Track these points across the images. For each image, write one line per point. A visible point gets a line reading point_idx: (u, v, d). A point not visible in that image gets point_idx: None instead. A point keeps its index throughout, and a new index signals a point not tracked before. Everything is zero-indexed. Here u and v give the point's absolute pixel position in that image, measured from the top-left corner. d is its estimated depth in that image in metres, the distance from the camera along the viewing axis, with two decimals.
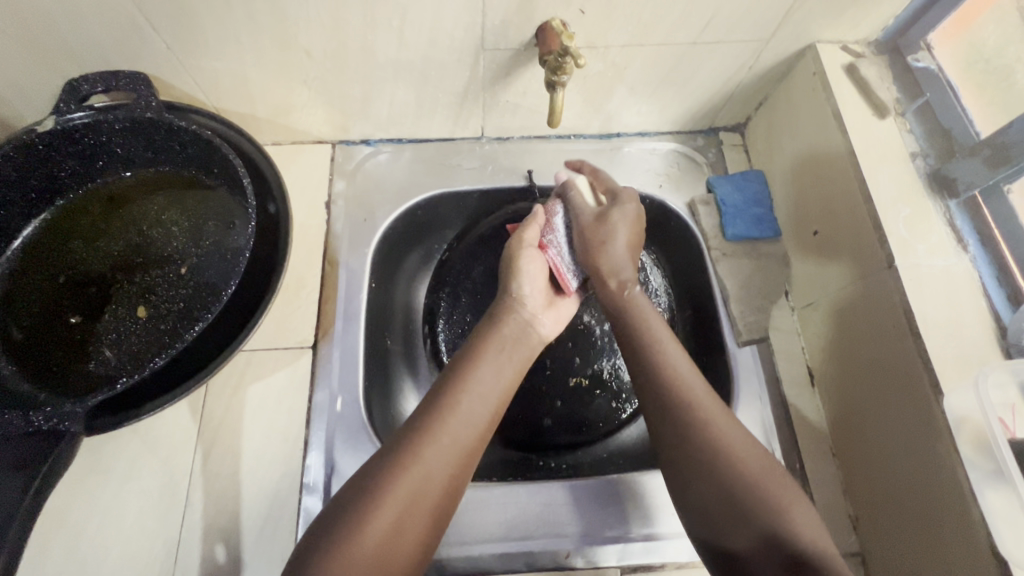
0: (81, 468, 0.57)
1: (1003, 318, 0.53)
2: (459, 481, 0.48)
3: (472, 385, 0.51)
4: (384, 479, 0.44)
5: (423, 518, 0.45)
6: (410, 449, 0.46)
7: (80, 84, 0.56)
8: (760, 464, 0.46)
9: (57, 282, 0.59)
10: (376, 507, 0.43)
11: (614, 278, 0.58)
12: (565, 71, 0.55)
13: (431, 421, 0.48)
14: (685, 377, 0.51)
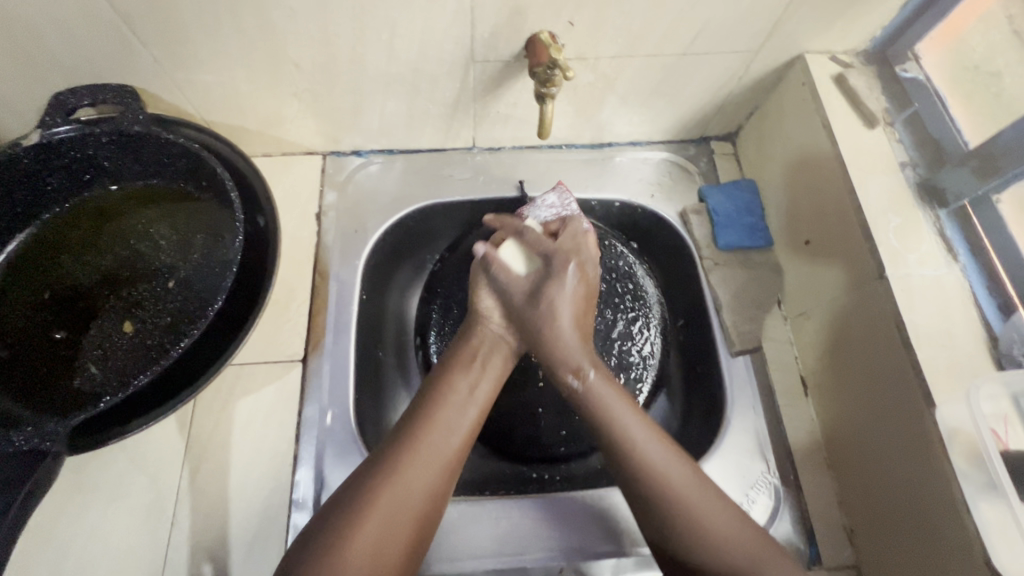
0: (66, 485, 0.56)
1: (994, 328, 0.53)
2: (442, 491, 0.47)
3: (451, 399, 0.52)
4: (363, 499, 0.44)
5: (406, 534, 0.44)
6: (392, 463, 0.46)
7: (65, 98, 0.54)
8: (731, 528, 0.46)
9: (44, 297, 0.58)
10: (355, 527, 0.43)
11: (564, 369, 0.54)
12: (554, 84, 0.55)
13: (412, 434, 0.48)
14: (639, 444, 0.49)
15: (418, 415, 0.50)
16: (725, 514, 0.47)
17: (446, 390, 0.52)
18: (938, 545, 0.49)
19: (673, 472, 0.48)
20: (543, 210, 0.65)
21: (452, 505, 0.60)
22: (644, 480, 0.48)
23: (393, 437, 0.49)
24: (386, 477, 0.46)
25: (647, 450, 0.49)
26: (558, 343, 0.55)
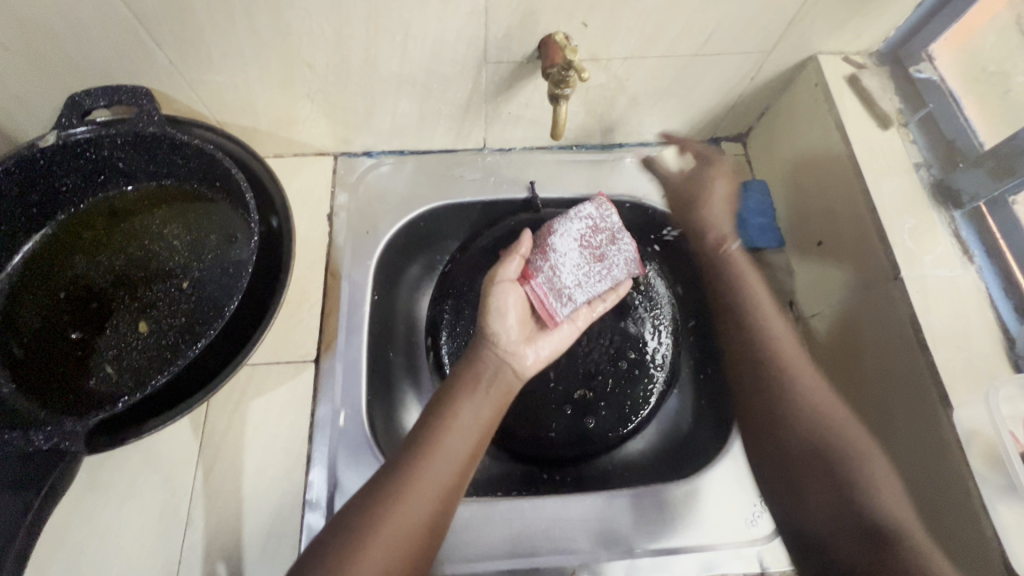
0: (81, 485, 0.57)
1: (1011, 330, 0.52)
2: (441, 517, 0.48)
3: (456, 426, 0.52)
4: (367, 526, 0.45)
5: (406, 562, 0.45)
6: (394, 490, 0.47)
7: (80, 99, 0.54)
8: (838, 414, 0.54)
9: (58, 297, 0.59)
10: (361, 553, 0.43)
11: (712, 235, 0.68)
12: (569, 85, 0.55)
13: (416, 461, 0.49)
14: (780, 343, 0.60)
15: (421, 438, 0.51)
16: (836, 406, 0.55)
17: (450, 417, 0.53)
18: (956, 550, 0.49)
19: (801, 370, 0.58)
20: (576, 223, 0.60)
21: (463, 505, 0.60)
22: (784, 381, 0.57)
23: (396, 462, 0.49)
24: (389, 505, 0.46)
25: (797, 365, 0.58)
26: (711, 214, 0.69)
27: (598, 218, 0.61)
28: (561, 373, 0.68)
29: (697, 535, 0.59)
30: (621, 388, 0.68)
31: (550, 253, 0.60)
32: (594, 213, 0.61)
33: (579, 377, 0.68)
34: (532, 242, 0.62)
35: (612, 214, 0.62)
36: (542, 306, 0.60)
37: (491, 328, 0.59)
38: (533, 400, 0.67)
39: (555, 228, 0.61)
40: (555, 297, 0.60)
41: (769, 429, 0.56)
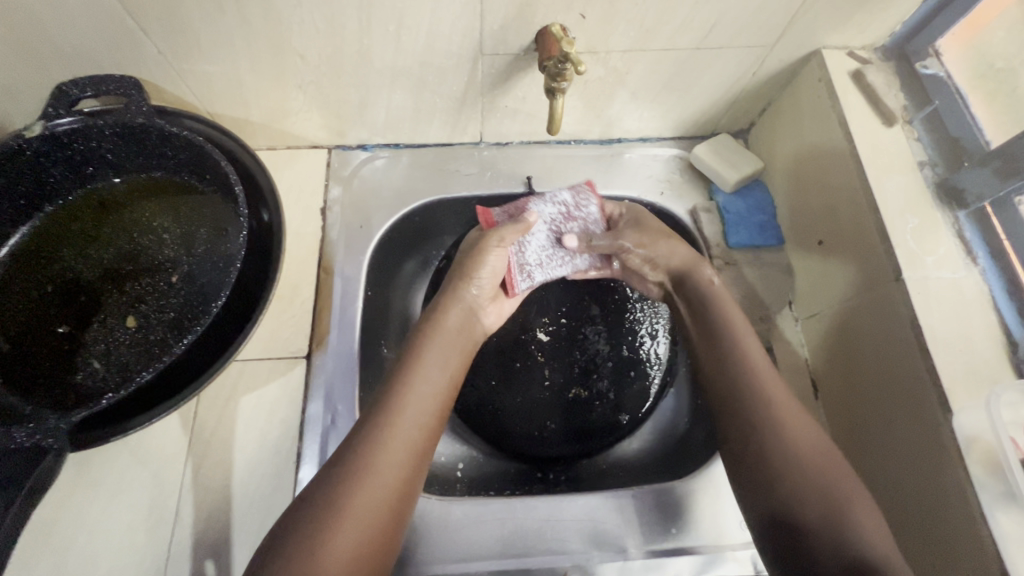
0: (68, 481, 0.56)
1: (1014, 333, 0.51)
2: (414, 478, 0.48)
3: (419, 383, 0.52)
4: (343, 493, 0.44)
5: (383, 528, 0.45)
6: (367, 454, 0.46)
7: (68, 88, 0.53)
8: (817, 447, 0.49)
9: (45, 290, 0.58)
10: (340, 521, 0.43)
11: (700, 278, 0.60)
12: (565, 78, 0.53)
13: (386, 424, 0.48)
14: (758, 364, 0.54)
15: (385, 399, 0.50)
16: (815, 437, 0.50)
17: (415, 372, 0.53)
18: (948, 551, 0.48)
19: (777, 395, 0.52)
20: (551, 206, 0.66)
21: (455, 504, 0.59)
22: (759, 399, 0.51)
23: (359, 430, 0.48)
24: (363, 470, 0.46)
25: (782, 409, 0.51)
26: (680, 255, 0.62)
27: (571, 204, 0.67)
28: (556, 370, 0.68)
29: (689, 534, 0.58)
30: (617, 386, 0.68)
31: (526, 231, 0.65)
32: (570, 200, 0.67)
33: (575, 375, 0.68)
34: (507, 209, 0.66)
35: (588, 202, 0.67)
36: (508, 276, 0.64)
37: (462, 277, 0.61)
38: (527, 398, 0.67)
39: (530, 207, 0.66)
40: (518, 271, 0.64)
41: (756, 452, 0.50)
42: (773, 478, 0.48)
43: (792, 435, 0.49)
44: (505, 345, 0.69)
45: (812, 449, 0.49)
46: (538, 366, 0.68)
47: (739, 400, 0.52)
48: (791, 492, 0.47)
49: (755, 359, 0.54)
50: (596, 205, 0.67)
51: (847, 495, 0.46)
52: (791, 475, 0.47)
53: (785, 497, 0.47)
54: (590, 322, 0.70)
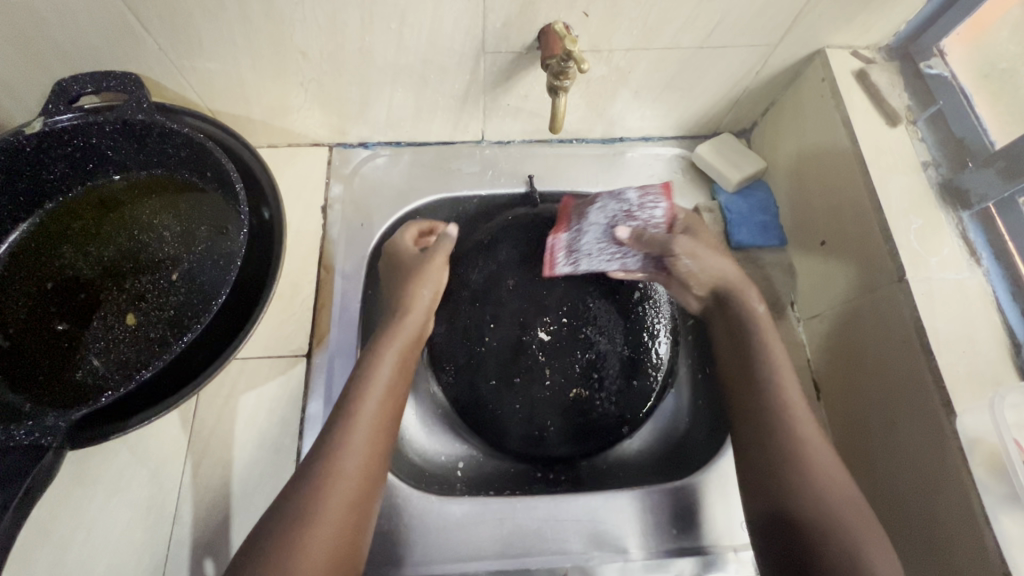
0: (67, 478, 0.56)
1: (1017, 334, 0.51)
2: (374, 472, 0.50)
3: (375, 383, 0.54)
4: (313, 497, 0.46)
5: (351, 519, 0.48)
6: (331, 457, 0.49)
7: (68, 85, 0.54)
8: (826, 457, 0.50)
9: (45, 287, 0.57)
10: (311, 522, 0.45)
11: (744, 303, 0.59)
12: (568, 77, 0.53)
13: (345, 426, 0.50)
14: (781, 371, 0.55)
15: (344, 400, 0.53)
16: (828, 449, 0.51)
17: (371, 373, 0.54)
18: (953, 555, 0.48)
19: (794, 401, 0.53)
20: (614, 202, 0.63)
21: (456, 504, 0.59)
22: (773, 405, 0.53)
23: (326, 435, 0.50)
24: (328, 472, 0.48)
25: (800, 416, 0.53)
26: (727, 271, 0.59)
27: (636, 202, 0.62)
28: (557, 370, 0.67)
29: (691, 535, 0.58)
30: (619, 386, 0.67)
31: (579, 220, 0.65)
32: (637, 197, 0.62)
33: (576, 375, 0.67)
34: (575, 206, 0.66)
35: (656, 203, 0.61)
36: (551, 256, 0.66)
37: (414, 271, 0.61)
38: (528, 398, 0.66)
39: (596, 202, 0.64)
40: (566, 255, 0.65)
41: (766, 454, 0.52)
42: (777, 483, 0.50)
43: (806, 443, 0.51)
44: (506, 344, 0.67)
45: (824, 458, 0.50)
46: (539, 366, 0.67)
47: (756, 408, 0.54)
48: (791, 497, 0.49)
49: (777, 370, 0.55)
50: (662, 207, 0.61)
51: (847, 505, 0.48)
52: (801, 482, 0.49)
53: (785, 500, 0.50)
54: (591, 321, 0.68)
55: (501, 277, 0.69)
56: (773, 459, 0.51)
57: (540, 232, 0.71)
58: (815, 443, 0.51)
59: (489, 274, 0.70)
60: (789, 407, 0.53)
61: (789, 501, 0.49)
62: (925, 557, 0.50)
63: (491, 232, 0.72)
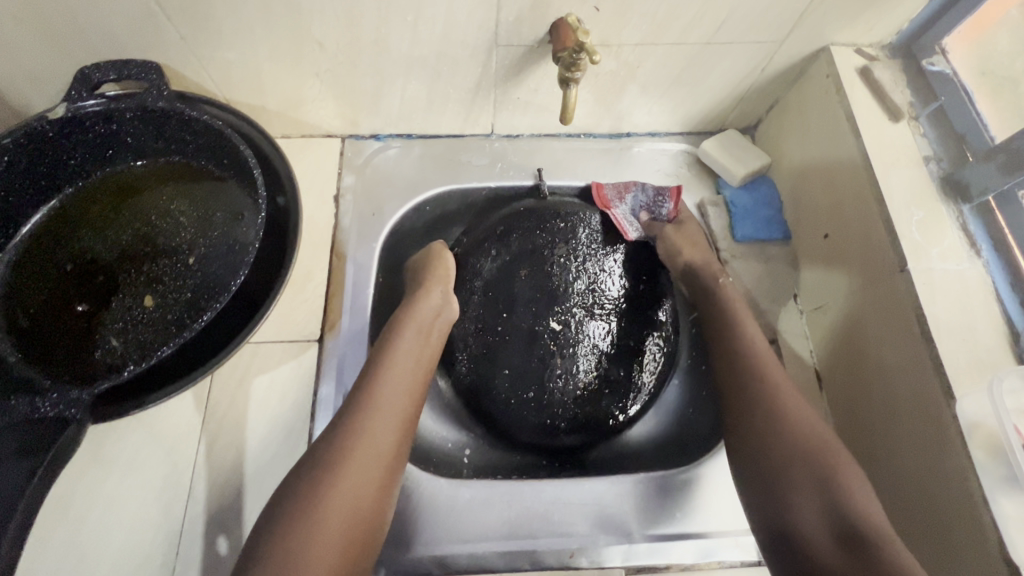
0: (83, 457, 0.57)
1: (1015, 323, 0.52)
2: (404, 445, 0.53)
3: (399, 354, 0.57)
4: (337, 457, 0.49)
5: (376, 485, 0.50)
6: (356, 421, 0.51)
7: (91, 72, 0.56)
8: (809, 418, 0.53)
9: (64, 269, 0.59)
10: (335, 481, 0.48)
11: (707, 273, 0.67)
12: (579, 68, 0.54)
13: (370, 394, 0.53)
14: (756, 343, 0.59)
15: (369, 373, 0.55)
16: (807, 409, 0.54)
17: (393, 347, 0.58)
18: (957, 541, 0.48)
19: (771, 367, 0.57)
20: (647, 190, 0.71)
21: (464, 488, 0.60)
22: (754, 370, 0.57)
23: (346, 405, 0.53)
24: (352, 435, 0.50)
25: (798, 416, 0.53)
26: (694, 255, 0.68)
27: (651, 198, 0.71)
28: (569, 359, 0.68)
29: (693, 519, 0.59)
30: (624, 375, 0.68)
31: (618, 203, 0.71)
32: (654, 193, 0.71)
33: (586, 365, 0.68)
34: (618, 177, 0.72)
35: (664, 204, 0.71)
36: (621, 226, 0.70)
37: (428, 265, 0.67)
38: (538, 385, 0.67)
39: (632, 185, 0.72)
40: (630, 223, 0.71)
41: (753, 413, 0.54)
42: (773, 453, 0.52)
43: (814, 440, 0.51)
44: (519, 333, 0.68)
45: (801, 413, 0.53)
46: (552, 356, 0.68)
47: (744, 374, 0.57)
48: (777, 452, 0.52)
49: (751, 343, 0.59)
50: (667, 209, 0.71)
51: (830, 452, 0.51)
52: (790, 439, 0.52)
53: (774, 454, 0.52)
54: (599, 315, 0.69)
55: (513, 269, 0.70)
56: (765, 419, 0.53)
57: (550, 221, 0.72)
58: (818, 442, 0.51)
59: (501, 264, 0.71)
60: (766, 370, 0.57)
61: (798, 493, 0.50)
62: (928, 540, 0.51)
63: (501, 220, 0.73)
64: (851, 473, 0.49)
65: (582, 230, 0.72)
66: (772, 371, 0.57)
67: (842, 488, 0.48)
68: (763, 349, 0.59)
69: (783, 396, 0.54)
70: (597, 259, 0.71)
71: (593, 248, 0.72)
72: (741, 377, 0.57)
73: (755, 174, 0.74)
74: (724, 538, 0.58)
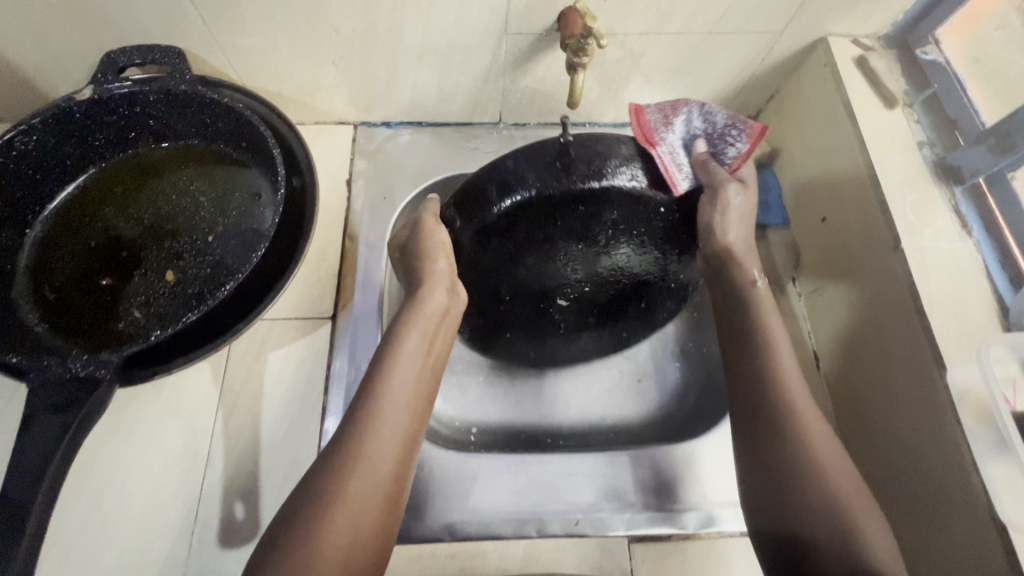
0: (107, 426, 0.59)
1: (1004, 299, 0.54)
2: (407, 465, 0.49)
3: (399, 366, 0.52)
4: (335, 483, 0.45)
5: (376, 512, 0.45)
6: (356, 444, 0.47)
7: (116, 56, 0.58)
8: (827, 442, 0.50)
9: (90, 246, 0.61)
10: (331, 511, 0.44)
11: (741, 274, 0.60)
12: (587, 53, 0.56)
13: (371, 411, 0.49)
14: (781, 355, 0.55)
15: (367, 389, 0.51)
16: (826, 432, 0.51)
17: (395, 359, 0.52)
18: (949, 507, 0.50)
19: (791, 382, 0.54)
20: (698, 116, 0.58)
21: (472, 458, 0.62)
22: (771, 386, 0.54)
23: (347, 424, 0.48)
24: (353, 457, 0.46)
25: (819, 442, 0.50)
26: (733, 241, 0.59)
27: (720, 128, 0.58)
28: (574, 324, 0.71)
29: (695, 491, 0.61)
30: (626, 328, 0.73)
31: (663, 134, 0.56)
32: (725, 123, 0.58)
33: (589, 323, 0.71)
34: (659, 106, 0.58)
35: (735, 140, 0.59)
36: (669, 175, 0.55)
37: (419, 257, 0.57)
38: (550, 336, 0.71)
39: (682, 109, 0.58)
40: (676, 168, 0.56)
41: (766, 433, 0.52)
42: (782, 479, 0.50)
43: (824, 469, 0.49)
44: (521, 309, 0.67)
45: (818, 432, 0.51)
46: (553, 320, 0.70)
47: (759, 391, 0.54)
48: (788, 479, 0.49)
49: (773, 349, 0.56)
50: (740, 146, 0.58)
51: (844, 481, 0.48)
52: (801, 465, 0.49)
53: (785, 480, 0.49)
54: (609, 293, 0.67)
55: (519, 253, 0.59)
56: (778, 443, 0.51)
57: (571, 201, 0.53)
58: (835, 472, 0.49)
59: (507, 248, 0.58)
60: (786, 385, 0.53)
61: (803, 522, 0.48)
62: (919, 506, 0.53)
63: (501, 193, 0.52)
64: (863, 507, 0.47)
65: (609, 210, 0.55)
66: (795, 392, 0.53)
67: (852, 524, 0.46)
68: (786, 361, 0.55)
69: (808, 426, 0.51)
70: (622, 241, 0.60)
71: (620, 229, 0.58)
72: (757, 393, 0.54)
73: (755, 165, 0.77)
74: (726, 508, 0.60)
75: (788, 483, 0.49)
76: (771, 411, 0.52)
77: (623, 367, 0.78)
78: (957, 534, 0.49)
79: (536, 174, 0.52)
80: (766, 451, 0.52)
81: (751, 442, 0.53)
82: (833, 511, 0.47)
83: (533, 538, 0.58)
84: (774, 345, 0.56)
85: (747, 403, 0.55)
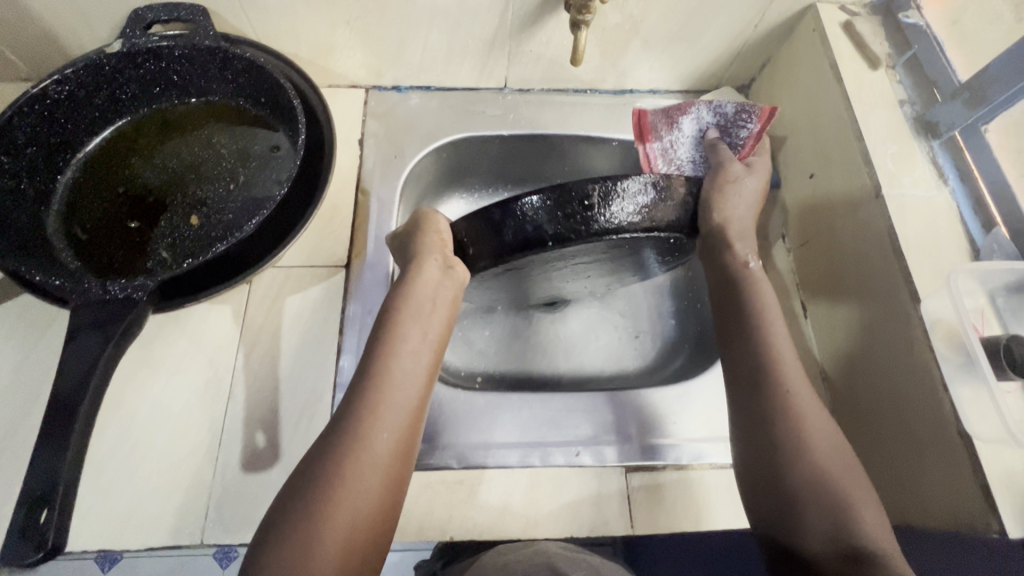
0: (134, 361, 0.63)
1: (976, 241, 0.58)
2: (406, 447, 0.49)
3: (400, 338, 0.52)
4: (341, 459, 0.45)
5: (383, 488, 0.46)
6: (360, 419, 0.47)
7: (143, 13, 0.62)
8: (819, 424, 0.51)
9: (118, 194, 0.64)
10: (337, 487, 0.44)
11: (733, 258, 0.60)
12: (589, 11, 0.60)
13: (373, 390, 0.49)
14: (775, 337, 0.55)
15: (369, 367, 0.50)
16: (819, 413, 0.52)
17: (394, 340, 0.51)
18: (921, 436, 0.54)
19: (788, 365, 0.54)
20: (708, 111, 0.74)
21: (479, 394, 0.66)
22: (766, 368, 0.54)
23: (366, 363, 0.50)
24: (355, 429, 0.47)
25: (818, 437, 0.50)
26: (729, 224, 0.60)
27: (730, 117, 0.73)
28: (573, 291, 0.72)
29: (688, 426, 0.65)
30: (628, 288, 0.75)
31: (669, 130, 0.75)
32: (735, 111, 0.73)
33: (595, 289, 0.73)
34: (666, 109, 0.76)
35: (747, 122, 0.72)
36: (648, 160, 0.75)
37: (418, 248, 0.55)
38: (545, 295, 0.74)
39: (690, 110, 0.74)
40: (661, 158, 0.75)
41: (759, 416, 0.53)
42: (777, 461, 0.51)
43: (817, 452, 0.50)
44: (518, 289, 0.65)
45: (812, 414, 0.52)
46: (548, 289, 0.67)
47: (753, 372, 0.54)
48: (783, 460, 0.50)
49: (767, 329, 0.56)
50: (752, 127, 0.72)
51: (836, 463, 0.50)
52: (794, 445, 0.50)
53: (780, 461, 0.50)
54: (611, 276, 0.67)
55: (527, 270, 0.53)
56: (771, 425, 0.52)
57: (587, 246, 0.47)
58: (835, 468, 0.49)
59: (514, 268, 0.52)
60: (780, 367, 0.54)
61: (801, 505, 0.49)
62: (895, 434, 0.57)
63: (515, 232, 0.47)
64: (856, 489, 0.49)
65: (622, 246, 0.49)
66: (792, 384, 0.53)
67: (845, 506, 0.48)
68: (780, 342, 0.55)
69: (803, 409, 0.52)
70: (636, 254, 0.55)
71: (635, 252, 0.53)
72: (752, 373, 0.54)
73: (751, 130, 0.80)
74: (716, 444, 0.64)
75: (783, 466, 0.50)
76: (768, 403, 0.52)
77: (620, 326, 0.83)
78: (927, 454, 0.54)
79: (551, 221, 0.45)
80: (760, 433, 0.52)
81: (744, 424, 0.54)
82: (828, 494, 0.48)
83: (537, 467, 0.62)
84: (769, 329, 0.56)
85: (741, 384, 0.55)
